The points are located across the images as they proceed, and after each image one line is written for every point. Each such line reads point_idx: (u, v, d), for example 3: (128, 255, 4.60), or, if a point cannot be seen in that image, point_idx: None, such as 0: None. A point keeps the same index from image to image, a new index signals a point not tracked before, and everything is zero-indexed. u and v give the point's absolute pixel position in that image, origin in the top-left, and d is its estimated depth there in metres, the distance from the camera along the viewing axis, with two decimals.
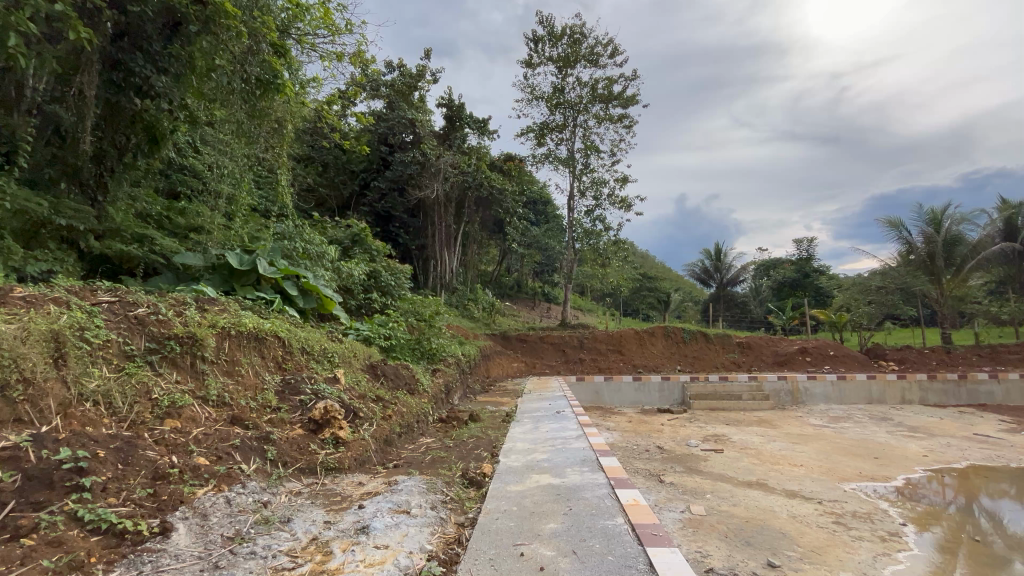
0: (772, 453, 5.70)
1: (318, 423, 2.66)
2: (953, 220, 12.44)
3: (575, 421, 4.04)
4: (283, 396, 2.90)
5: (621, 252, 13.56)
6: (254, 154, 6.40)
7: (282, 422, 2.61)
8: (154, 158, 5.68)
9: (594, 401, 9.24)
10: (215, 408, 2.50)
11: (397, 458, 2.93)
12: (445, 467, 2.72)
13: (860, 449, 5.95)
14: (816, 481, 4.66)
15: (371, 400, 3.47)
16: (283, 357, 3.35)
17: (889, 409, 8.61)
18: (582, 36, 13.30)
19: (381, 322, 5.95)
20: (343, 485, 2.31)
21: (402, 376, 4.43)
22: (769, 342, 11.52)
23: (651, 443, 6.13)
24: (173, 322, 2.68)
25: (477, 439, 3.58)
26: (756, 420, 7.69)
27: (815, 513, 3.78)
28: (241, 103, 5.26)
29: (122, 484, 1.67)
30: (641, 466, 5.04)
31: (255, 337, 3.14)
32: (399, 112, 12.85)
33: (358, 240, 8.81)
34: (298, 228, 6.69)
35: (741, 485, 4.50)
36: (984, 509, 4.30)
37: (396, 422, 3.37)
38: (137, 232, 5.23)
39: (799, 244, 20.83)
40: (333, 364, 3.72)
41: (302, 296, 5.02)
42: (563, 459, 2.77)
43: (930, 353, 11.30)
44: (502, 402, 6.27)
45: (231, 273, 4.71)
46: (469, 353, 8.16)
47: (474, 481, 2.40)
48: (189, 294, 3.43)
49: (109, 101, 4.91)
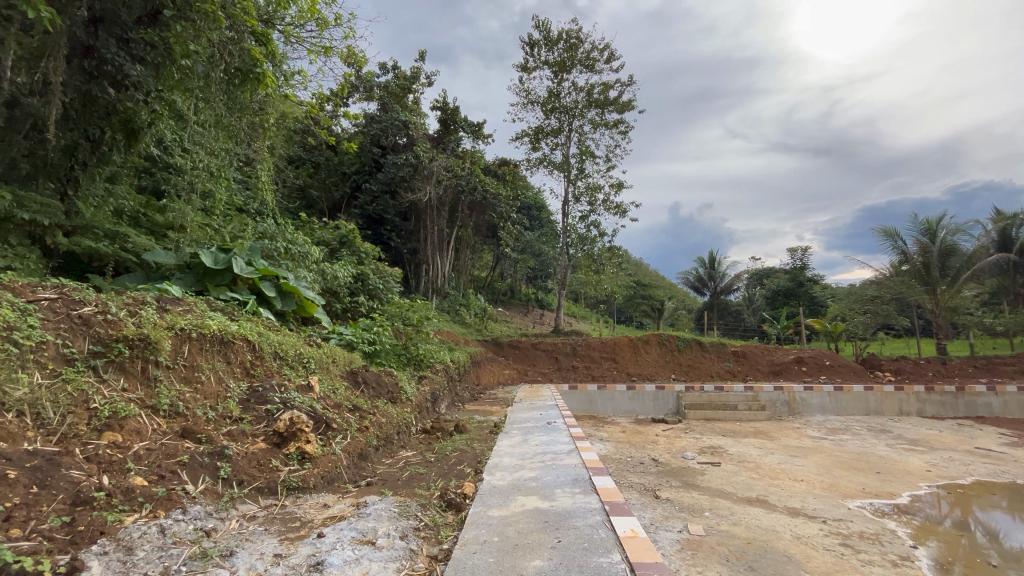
0: (770, 467, 5.49)
1: (282, 436, 2.41)
2: (948, 230, 12.55)
3: (566, 433, 3.81)
4: (247, 406, 2.64)
5: (615, 259, 13.39)
6: (236, 149, 6.11)
7: (242, 434, 2.36)
8: (131, 152, 5.40)
9: (587, 410, 8.99)
10: (166, 419, 2.25)
11: (372, 474, 2.68)
12: (422, 485, 2.48)
13: (860, 463, 5.76)
14: (818, 497, 4.45)
15: (347, 410, 3.22)
16: (252, 363, 3.09)
17: (887, 421, 8.44)
18: (578, 41, 13.19)
19: (366, 326, 5.68)
20: (306, 507, 2.06)
21: (384, 383, 4.17)
22: (765, 351, 11.33)
23: (646, 455, 5.90)
24: (125, 323, 2.44)
25: (461, 452, 3.34)
26: (753, 431, 7.49)
27: (820, 534, 3.56)
28: (218, 92, 5.01)
29: (32, 512, 1.42)
30: (636, 480, 4.80)
31: (220, 341, 2.90)
32: (392, 114, 12.66)
33: (346, 242, 8.54)
34: (281, 227, 6.40)
35: (741, 502, 4.28)
36: (979, 523, 4.14)
37: (373, 435, 3.12)
38: (109, 229, 4.94)
39: (793, 253, 20.77)
40: (308, 371, 3.46)
41: (281, 298, 4.77)
42: (552, 478, 2.53)
43: (926, 364, 11.18)
44: (491, 411, 6.03)
45: (204, 272, 4.46)
46: (459, 360, 7.91)
47: (452, 504, 2.15)
48: (151, 293, 3.17)
49: (81, 91, 4.63)
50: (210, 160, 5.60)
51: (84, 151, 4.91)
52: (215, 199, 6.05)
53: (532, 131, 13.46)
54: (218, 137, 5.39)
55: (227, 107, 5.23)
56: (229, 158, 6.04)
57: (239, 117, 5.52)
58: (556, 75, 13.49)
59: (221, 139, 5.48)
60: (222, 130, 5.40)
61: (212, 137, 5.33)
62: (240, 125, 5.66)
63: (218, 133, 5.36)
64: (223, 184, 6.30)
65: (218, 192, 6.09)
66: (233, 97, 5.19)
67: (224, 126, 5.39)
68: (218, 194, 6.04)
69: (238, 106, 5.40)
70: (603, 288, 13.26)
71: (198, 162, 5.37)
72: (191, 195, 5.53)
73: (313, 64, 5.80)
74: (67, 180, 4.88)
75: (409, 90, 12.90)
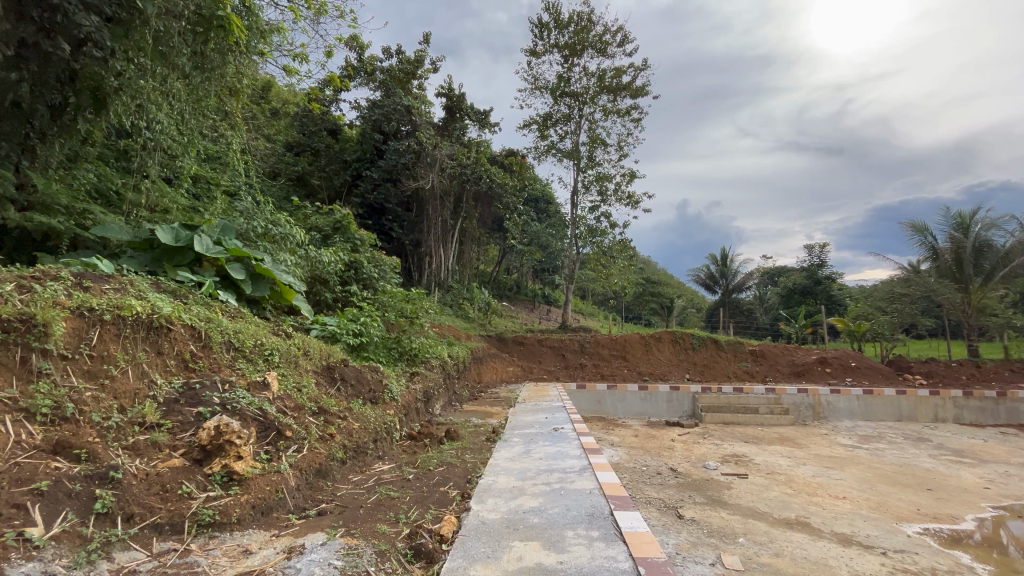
0: (805, 481, 4.85)
1: (206, 451, 1.83)
2: (982, 224, 11.77)
3: (575, 443, 3.23)
4: (172, 409, 2.07)
5: (627, 251, 12.71)
6: (206, 113, 5.40)
7: (153, 447, 1.80)
8: (96, 123, 4.44)
9: (596, 412, 8.40)
10: (43, 427, 1.67)
11: (329, 498, 2.11)
12: (388, 519, 1.88)
13: (905, 477, 5.11)
14: (869, 520, 3.82)
15: (309, 413, 2.64)
16: (193, 355, 2.52)
17: (924, 428, 7.74)
18: (589, 23, 12.51)
19: (354, 317, 5.10)
20: (216, 554, 1.49)
21: (365, 380, 3.59)
22: (785, 351, 10.64)
23: (662, 464, 5.28)
24: (5, 299, 1.89)
25: (449, 467, 2.74)
26: (778, 438, 6.85)
27: (884, 571, 2.95)
28: (183, 45, 4.42)
29: None
30: (654, 494, 4.21)
31: (150, 327, 2.34)
32: (395, 98, 11.96)
33: (340, 228, 7.93)
34: (261, 206, 5.77)
35: (778, 524, 3.66)
36: (1010, 536, 3.73)
37: (339, 445, 2.55)
38: (67, 204, 4.30)
39: (811, 251, 19.90)
40: (268, 365, 2.90)
41: (252, 283, 4.20)
42: (560, 514, 1.91)
43: (958, 368, 10.46)
44: (490, 413, 5.44)
45: (162, 252, 3.89)
46: (459, 355, 7.34)
47: (421, 552, 1.56)
48: (73, 269, 2.61)
49: (30, 45, 3.65)
50: (177, 124, 5.02)
51: (42, 118, 4.06)
52: (180, 170, 5.41)
53: (540, 118, 12.83)
54: (181, 95, 4.80)
55: (192, 65, 4.64)
56: (200, 127, 5.45)
57: (208, 79, 4.91)
58: (567, 59, 12.83)
59: (185, 98, 4.89)
60: (185, 87, 4.78)
61: (175, 94, 4.72)
62: (209, 88, 5.04)
63: (180, 90, 4.76)
64: (193, 156, 5.65)
65: (187, 162, 5.43)
66: (197, 50, 4.61)
67: (187, 84, 4.79)
68: (186, 165, 5.42)
69: (208, 65, 4.77)
70: (613, 283, 12.57)
71: (160, 125, 4.78)
72: (154, 163, 4.90)
73: (296, 24, 5.19)
74: (22, 148, 4.08)
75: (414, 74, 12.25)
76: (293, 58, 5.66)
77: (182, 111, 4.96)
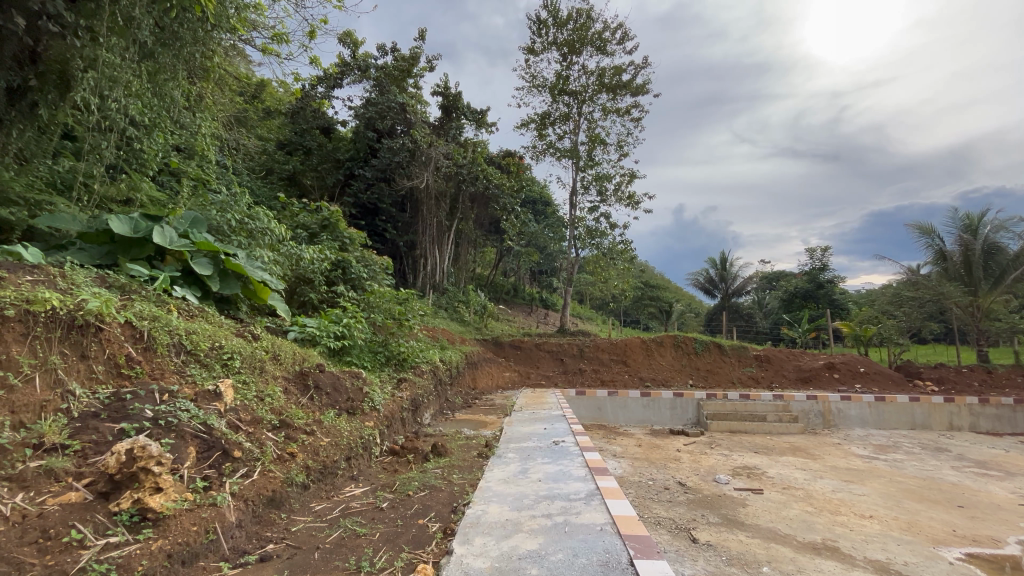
0: (825, 497, 4.46)
1: (115, 482, 1.48)
2: (991, 226, 11.43)
3: (578, 461, 2.84)
4: (87, 426, 1.68)
5: (627, 254, 12.34)
6: (175, 96, 4.86)
7: (45, 478, 1.43)
8: (57, 109, 3.91)
9: (597, 419, 8.04)
10: None
11: (280, 538, 1.76)
12: (345, 571, 1.53)
13: (931, 492, 4.73)
14: (903, 543, 3.44)
15: (269, 428, 2.25)
16: (129, 360, 2.12)
17: (940, 437, 7.38)
18: (589, 20, 12.18)
19: (337, 317, 4.69)
20: None
21: (343, 387, 3.19)
22: (791, 356, 10.30)
23: (670, 477, 4.89)
24: None
25: (432, 492, 2.34)
26: (790, 448, 6.47)
27: None
28: (146, 17, 3.95)
29: None
30: (663, 513, 3.82)
31: (72, 327, 1.95)
32: (389, 96, 11.51)
33: (328, 226, 7.53)
34: (239, 198, 5.31)
35: (805, 549, 3.28)
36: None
37: (302, 467, 2.18)
38: (20, 194, 3.69)
39: (812, 254, 19.57)
40: (227, 371, 2.51)
41: (221, 280, 3.80)
42: (565, 562, 1.53)
43: (970, 373, 10.13)
44: (484, 422, 5.06)
45: (118, 244, 3.50)
46: (452, 360, 6.94)
47: None
48: None
49: None
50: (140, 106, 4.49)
51: None
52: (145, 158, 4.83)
53: (538, 117, 12.48)
54: (144, 75, 4.30)
55: (155, 40, 4.21)
56: (167, 111, 4.91)
57: (176, 57, 4.46)
58: (565, 57, 12.53)
59: (147, 78, 4.40)
60: (149, 65, 4.29)
61: (137, 73, 4.23)
62: (178, 68, 4.58)
63: (143, 70, 4.28)
64: (161, 144, 5.08)
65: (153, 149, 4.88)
66: (160, 24, 4.19)
67: (151, 63, 4.31)
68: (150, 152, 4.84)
69: (173, 40, 4.31)
70: (612, 286, 12.24)
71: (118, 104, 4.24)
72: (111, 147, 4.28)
73: None
74: None
75: (409, 72, 11.78)
76: (272, 37, 5.33)
77: (146, 91, 4.46)
